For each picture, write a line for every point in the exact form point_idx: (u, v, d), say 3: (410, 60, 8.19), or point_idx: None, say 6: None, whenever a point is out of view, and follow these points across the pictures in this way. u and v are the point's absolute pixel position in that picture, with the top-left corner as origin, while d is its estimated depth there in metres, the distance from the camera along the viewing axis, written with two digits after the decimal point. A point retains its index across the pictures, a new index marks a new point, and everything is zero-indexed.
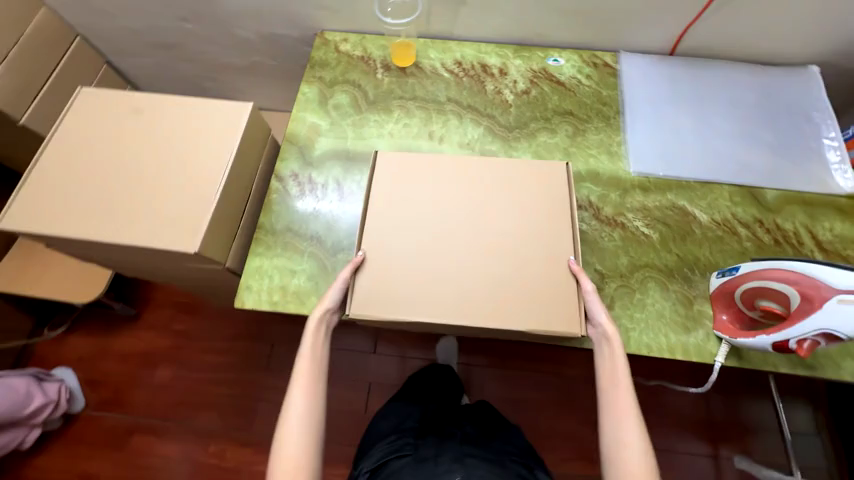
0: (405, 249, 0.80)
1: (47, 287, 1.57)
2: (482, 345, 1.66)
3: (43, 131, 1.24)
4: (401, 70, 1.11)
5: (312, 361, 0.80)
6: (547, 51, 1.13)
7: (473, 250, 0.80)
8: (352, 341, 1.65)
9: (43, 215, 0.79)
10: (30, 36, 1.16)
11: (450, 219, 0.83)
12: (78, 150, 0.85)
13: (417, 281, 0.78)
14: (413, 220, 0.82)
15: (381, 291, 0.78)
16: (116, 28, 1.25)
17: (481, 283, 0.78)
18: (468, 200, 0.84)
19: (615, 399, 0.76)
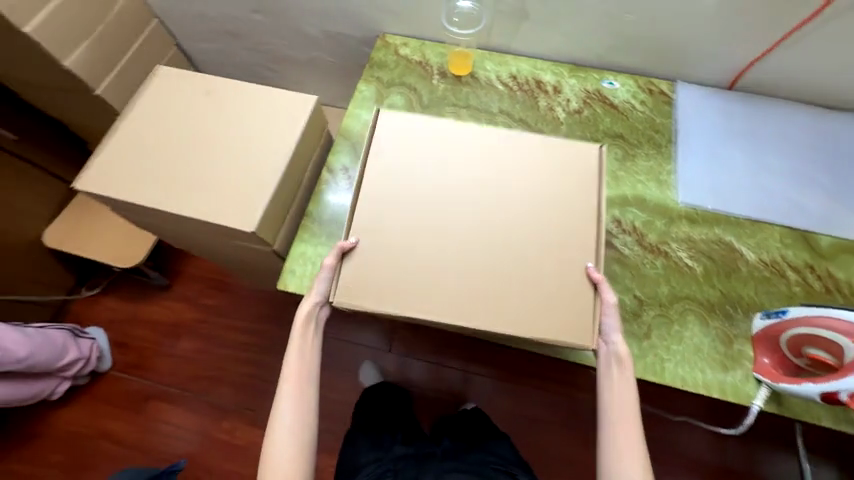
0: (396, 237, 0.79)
1: (95, 247, 1.67)
2: (491, 357, 1.64)
3: (116, 103, 1.33)
4: (457, 78, 1.14)
5: (304, 351, 0.83)
6: (603, 73, 1.14)
7: (464, 243, 0.79)
8: (363, 336, 1.69)
9: (118, 179, 0.85)
10: (118, 14, 1.25)
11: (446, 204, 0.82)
12: (153, 122, 0.91)
13: (403, 273, 0.78)
14: (408, 204, 0.81)
15: (363, 281, 0.77)
16: (192, 14, 1.33)
17: (471, 280, 0.77)
18: (469, 186, 0.82)
19: (623, 417, 0.76)
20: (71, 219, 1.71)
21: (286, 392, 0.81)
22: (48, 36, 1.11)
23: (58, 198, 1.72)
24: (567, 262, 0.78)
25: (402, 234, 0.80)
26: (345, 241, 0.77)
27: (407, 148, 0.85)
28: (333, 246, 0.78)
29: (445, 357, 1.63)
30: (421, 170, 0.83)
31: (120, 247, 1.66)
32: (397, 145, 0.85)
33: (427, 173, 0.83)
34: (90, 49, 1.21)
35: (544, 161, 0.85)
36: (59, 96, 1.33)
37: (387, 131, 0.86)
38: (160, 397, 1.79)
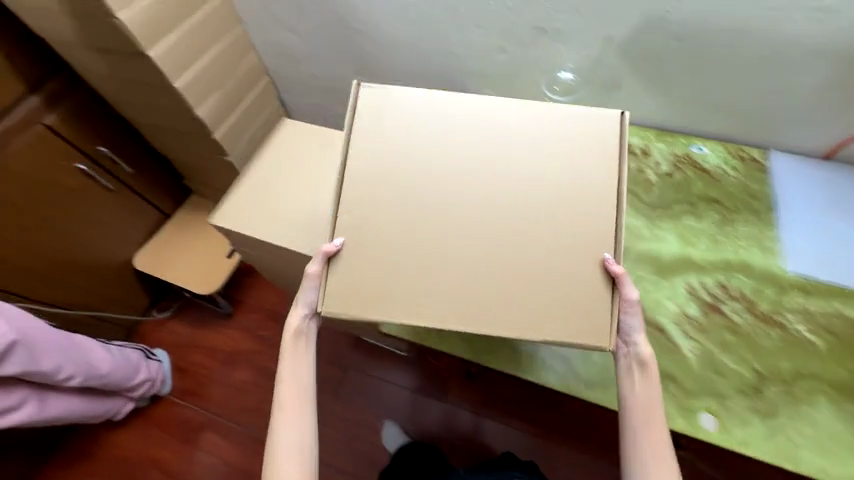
0: (381, 233, 0.83)
1: (179, 267, 1.82)
2: (509, 400, 1.78)
3: (228, 147, 1.49)
4: None
5: (294, 366, 0.92)
6: (690, 138, 1.16)
7: (431, 237, 0.82)
8: (392, 374, 1.85)
9: (267, 223, 1.12)
10: (239, 74, 1.43)
11: (428, 191, 0.83)
12: (270, 167, 1.19)
13: (380, 273, 0.82)
14: (383, 193, 0.83)
15: (345, 284, 0.82)
16: (300, 73, 1.50)
17: (438, 276, 0.81)
18: (455, 166, 0.83)
19: (650, 408, 0.78)
20: (159, 243, 1.86)
21: (284, 403, 0.90)
22: (192, 92, 1.27)
23: (149, 224, 1.84)
24: (580, 248, 0.80)
25: (387, 229, 0.83)
26: (327, 246, 0.80)
27: (390, 122, 0.85)
28: (317, 250, 0.81)
29: (453, 399, 1.79)
30: (408, 153, 0.84)
31: (200, 273, 1.80)
32: (386, 127, 0.85)
33: (416, 158, 0.84)
34: (218, 102, 1.38)
35: (562, 126, 0.84)
36: (180, 140, 1.51)
37: (376, 112, 0.86)
38: (212, 426, 1.79)
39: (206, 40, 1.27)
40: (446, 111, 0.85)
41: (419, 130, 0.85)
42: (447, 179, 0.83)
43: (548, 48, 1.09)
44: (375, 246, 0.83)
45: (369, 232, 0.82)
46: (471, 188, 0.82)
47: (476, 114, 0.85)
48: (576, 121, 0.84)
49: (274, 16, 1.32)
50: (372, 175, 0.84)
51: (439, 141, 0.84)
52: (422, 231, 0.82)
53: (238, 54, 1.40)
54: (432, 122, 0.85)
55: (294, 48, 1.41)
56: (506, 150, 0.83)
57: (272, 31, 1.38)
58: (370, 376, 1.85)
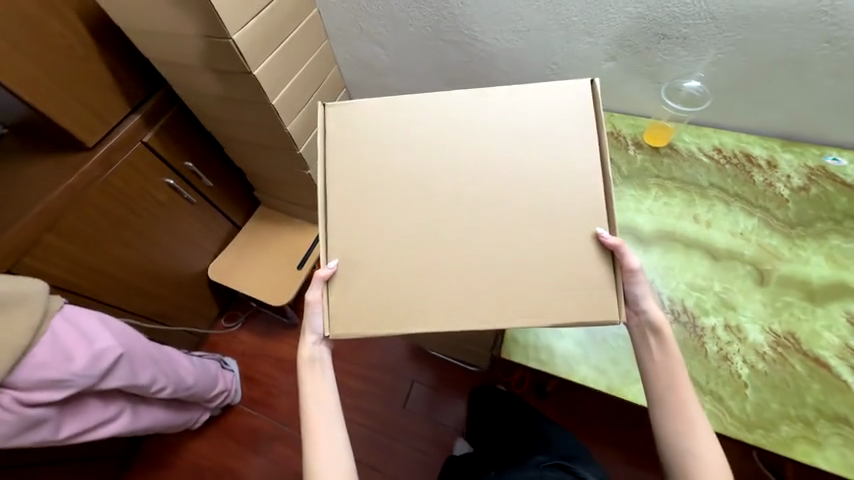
0: (367, 252, 0.83)
1: (247, 282, 1.82)
2: (557, 402, 1.74)
3: (308, 160, 1.48)
4: (654, 150, 1.13)
5: (315, 394, 0.89)
6: (822, 148, 1.06)
7: (422, 245, 0.82)
8: (418, 373, 1.87)
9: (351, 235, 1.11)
10: (324, 89, 1.44)
11: (391, 198, 0.84)
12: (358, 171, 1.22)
13: (372, 288, 0.82)
14: (367, 211, 0.83)
15: (343, 306, 0.82)
16: (382, 86, 1.50)
17: (428, 283, 0.80)
18: (421, 169, 0.84)
19: (673, 379, 0.75)
20: (233, 257, 1.87)
21: (308, 427, 0.87)
22: (284, 105, 1.27)
23: (222, 235, 1.88)
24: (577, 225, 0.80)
25: (379, 246, 0.83)
26: (323, 269, 0.81)
27: (350, 138, 0.86)
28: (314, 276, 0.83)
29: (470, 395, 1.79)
30: (369, 167, 0.85)
31: (276, 282, 1.80)
32: (345, 148, 0.86)
33: (360, 170, 0.85)
34: (305, 117, 1.38)
35: (544, 94, 0.84)
36: (261, 154, 1.53)
37: (337, 133, 0.86)
38: (283, 437, 1.79)
39: (299, 56, 1.28)
40: (370, 122, 0.86)
41: (360, 144, 0.86)
42: (409, 184, 0.84)
43: (667, 54, 1.03)
44: (371, 263, 0.82)
45: (356, 249, 0.83)
46: (403, 187, 0.84)
47: (442, 118, 0.86)
48: (553, 89, 0.84)
49: (366, 29, 1.32)
50: (355, 198, 0.84)
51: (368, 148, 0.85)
52: (410, 239, 0.82)
53: (324, 69, 1.41)
54: (362, 131, 0.86)
55: (381, 61, 1.40)
56: (463, 145, 0.84)
57: (360, 44, 1.37)
58: (417, 382, 1.85)
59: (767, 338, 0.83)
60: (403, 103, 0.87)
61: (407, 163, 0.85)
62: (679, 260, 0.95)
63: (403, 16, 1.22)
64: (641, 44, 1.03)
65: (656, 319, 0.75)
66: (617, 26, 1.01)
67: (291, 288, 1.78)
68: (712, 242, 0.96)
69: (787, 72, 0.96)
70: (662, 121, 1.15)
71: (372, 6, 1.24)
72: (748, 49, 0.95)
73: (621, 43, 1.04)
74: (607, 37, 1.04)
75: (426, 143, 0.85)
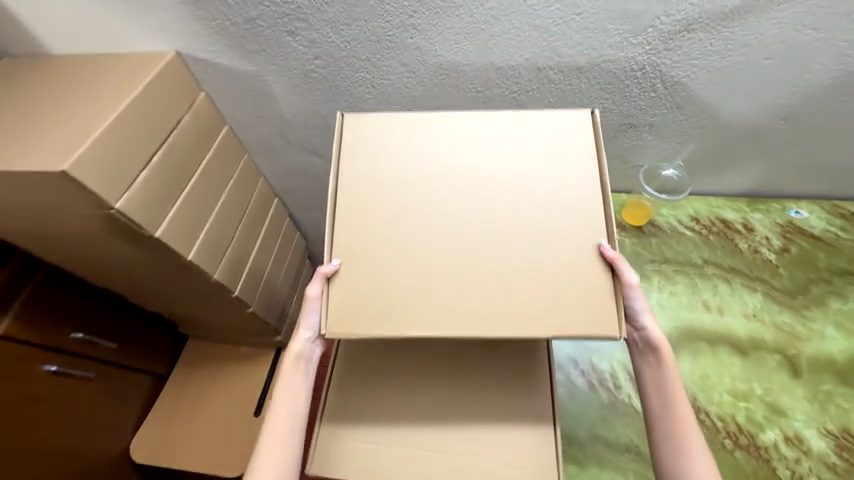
0: (376, 248, 0.67)
1: (189, 455, 1.41)
2: None
3: (248, 300, 1.20)
4: (637, 229, 1.07)
5: (289, 399, 0.75)
6: (783, 202, 1.09)
7: (449, 258, 0.67)
8: None
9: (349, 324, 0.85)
10: (252, 209, 1.19)
11: (408, 211, 0.69)
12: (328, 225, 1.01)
13: (389, 295, 0.65)
14: (382, 218, 0.69)
15: (356, 309, 0.65)
16: (320, 190, 1.30)
17: (454, 292, 0.65)
18: (436, 187, 0.70)
19: (670, 388, 0.71)
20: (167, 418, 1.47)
21: (271, 421, 0.74)
22: (207, 256, 0.99)
23: (141, 397, 1.48)
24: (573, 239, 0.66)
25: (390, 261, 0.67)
26: (326, 268, 0.65)
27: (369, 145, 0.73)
28: (314, 273, 0.66)
29: None
30: (387, 180, 0.71)
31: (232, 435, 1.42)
32: (360, 152, 0.72)
33: (376, 176, 0.71)
34: (233, 252, 1.11)
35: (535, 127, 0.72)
36: (181, 300, 1.20)
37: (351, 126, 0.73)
38: None
39: (216, 187, 1.02)
40: (390, 130, 0.74)
41: (383, 148, 0.72)
42: (425, 195, 0.70)
43: (636, 139, 0.97)
44: (376, 264, 0.67)
45: (364, 247, 0.67)
46: (420, 197, 0.70)
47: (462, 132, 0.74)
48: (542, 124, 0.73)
49: (300, 140, 1.10)
50: (369, 201, 0.69)
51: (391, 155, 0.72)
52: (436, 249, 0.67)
53: (248, 188, 1.16)
54: (383, 134, 0.73)
55: (323, 167, 1.19)
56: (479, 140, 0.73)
57: (294, 153, 1.15)
58: None
59: (829, 444, 0.77)
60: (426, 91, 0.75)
61: (424, 172, 0.71)
62: (710, 363, 0.87)
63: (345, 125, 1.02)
64: (611, 133, 0.96)
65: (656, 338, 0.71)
66: None
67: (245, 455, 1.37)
68: (732, 332, 0.90)
69: (751, 145, 0.95)
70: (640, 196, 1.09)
71: (304, 117, 1.02)
72: (716, 129, 0.92)
73: None
74: None
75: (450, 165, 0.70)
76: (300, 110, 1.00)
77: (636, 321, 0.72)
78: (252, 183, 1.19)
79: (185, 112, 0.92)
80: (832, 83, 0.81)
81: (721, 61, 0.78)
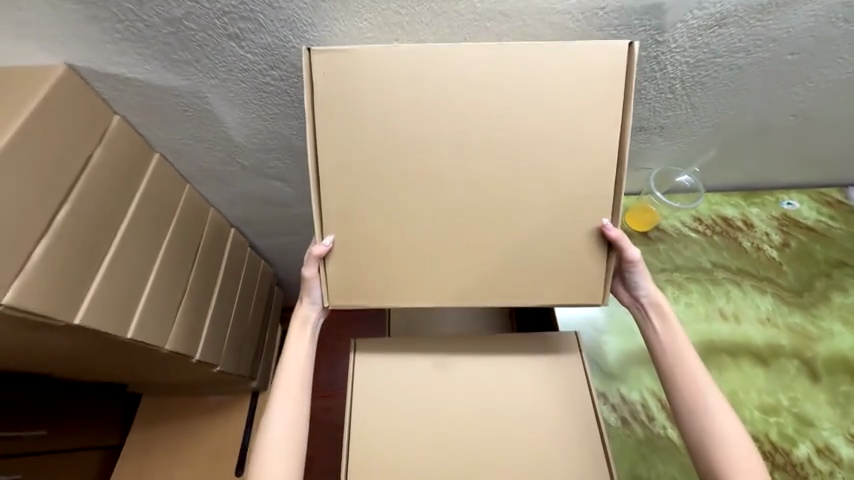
0: (370, 219, 0.64)
1: None
2: None
3: (212, 359, 1.01)
4: (644, 235, 1.01)
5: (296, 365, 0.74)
6: (774, 193, 1.08)
7: (446, 209, 0.64)
8: None
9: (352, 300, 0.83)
10: (203, 249, 0.99)
11: (399, 162, 0.62)
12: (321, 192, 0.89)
13: (384, 250, 0.65)
14: (371, 171, 0.63)
15: (352, 269, 0.66)
16: (285, 215, 1.11)
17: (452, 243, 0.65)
18: (429, 131, 0.61)
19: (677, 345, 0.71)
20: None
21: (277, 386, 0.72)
22: (150, 325, 0.79)
23: (93, 474, 1.25)
24: (572, 214, 0.64)
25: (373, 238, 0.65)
26: (319, 248, 0.64)
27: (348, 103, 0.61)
28: (307, 254, 0.65)
29: None
30: (373, 130, 0.61)
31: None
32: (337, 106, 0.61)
33: (360, 127, 0.61)
34: (184, 308, 0.91)
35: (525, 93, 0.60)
36: (125, 368, 0.99)
37: (323, 71, 0.60)
38: None
39: (155, 234, 0.82)
40: (368, 70, 0.60)
41: (365, 97, 0.60)
42: (417, 143, 0.62)
43: (645, 143, 0.88)
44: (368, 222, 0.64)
45: (354, 203, 0.64)
46: (411, 147, 0.62)
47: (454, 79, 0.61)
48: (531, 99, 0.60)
49: (257, 166, 0.90)
50: (354, 154, 0.62)
51: (375, 95, 0.60)
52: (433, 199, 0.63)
53: (195, 227, 0.95)
54: (364, 79, 0.60)
55: (288, 193, 1.00)
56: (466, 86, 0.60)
57: (250, 180, 0.95)
58: None
59: None
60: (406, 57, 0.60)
61: (415, 113, 0.61)
62: (736, 378, 0.83)
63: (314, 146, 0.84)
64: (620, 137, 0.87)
65: (657, 300, 0.73)
66: None
67: None
68: (752, 340, 0.87)
69: (756, 142, 0.91)
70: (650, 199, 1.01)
71: (260, 141, 0.83)
72: (727, 129, 0.86)
73: None
74: None
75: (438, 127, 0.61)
76: (255, 132, 0.80)
77: (637, 288, 0.74)
78: (200, 221, 0.98)
79: (97, 144, 0.69)
80: (843, 77, 0.77)
81: (745, 58, 0.71)
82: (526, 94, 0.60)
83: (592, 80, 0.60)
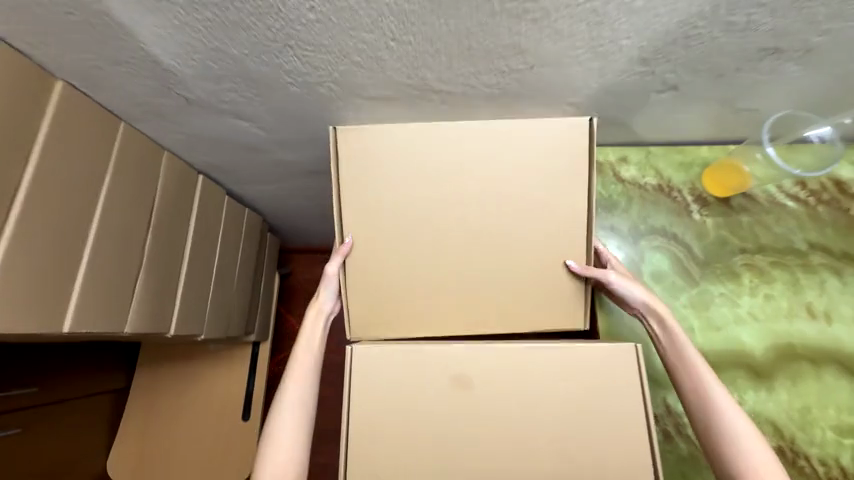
0: (389, 257, 0.69)
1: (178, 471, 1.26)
2: None
3: (193, 327, 0.90)
4: (724, 203, 0.77)
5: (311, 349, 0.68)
6: None
7: (463, 264, 0.69)
8: None
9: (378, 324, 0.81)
10: (161, 206, 0.80)
11: (413, 217, 0.68)
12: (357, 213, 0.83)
13: (408, 299, 0.69)
14: (391, 230, 0.69)
15: (371, 306, 0.70)
16: (262, 162, 0.88)
17: (474, 294, 0.69)
18: (441, 196, 0.68)
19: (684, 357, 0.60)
20: (149, 427, 1.29)
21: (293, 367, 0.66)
22: (95, 307, 0.64)
23: (106, 415, 1.27)
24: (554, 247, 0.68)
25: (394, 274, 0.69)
26: (342, 247, 0.68)
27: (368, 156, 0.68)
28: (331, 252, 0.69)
29: None
30: (390, 194, 0.68)
31: (230, 436, 1.28)
32: (361, 175, 0.68)
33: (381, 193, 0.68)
34: (147, 280, 0.76)
35: (531, 173, 0.67)
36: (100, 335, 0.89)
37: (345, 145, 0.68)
38: None
39: (84, 198, 0.63)
40: (383, 132, 0.68)
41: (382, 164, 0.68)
42: (432, 204, 0.68)
43: (774, 71, 0.59)
44: (392, 278, 0.69)
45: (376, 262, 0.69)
46: (427, 208, 0.68)
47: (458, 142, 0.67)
48: (538, 170, 0.67)
49: (206, 100, 0.65)
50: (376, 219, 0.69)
51: (389, 168, 0.68)
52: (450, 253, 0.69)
53: (145, 180, 0.75)
54: (378, 153, 0.68)
55: (258, 136, 0.77)
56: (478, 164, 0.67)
57: (202, 118, 0.71)
58: None
59: None
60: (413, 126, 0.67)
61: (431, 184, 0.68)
62: (812, 390, 0.68)
63: (276, 68, 0.58)
64: (733, 63, 0.58)
65: (652, 307, 0.64)
66: (699, 48, 0.55)
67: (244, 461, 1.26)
68: (841, 346, 0.70)
69: None
70: (747, 163, 0.75)
71: (197, 61, 0.57)
72: None
73: (690, 67, 0.59)
74: (677, 59, 0.57)
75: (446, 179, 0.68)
76: (186, 46, 0.54)
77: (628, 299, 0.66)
78: (153, 172, 0.77)
79: None
80: None
81: None
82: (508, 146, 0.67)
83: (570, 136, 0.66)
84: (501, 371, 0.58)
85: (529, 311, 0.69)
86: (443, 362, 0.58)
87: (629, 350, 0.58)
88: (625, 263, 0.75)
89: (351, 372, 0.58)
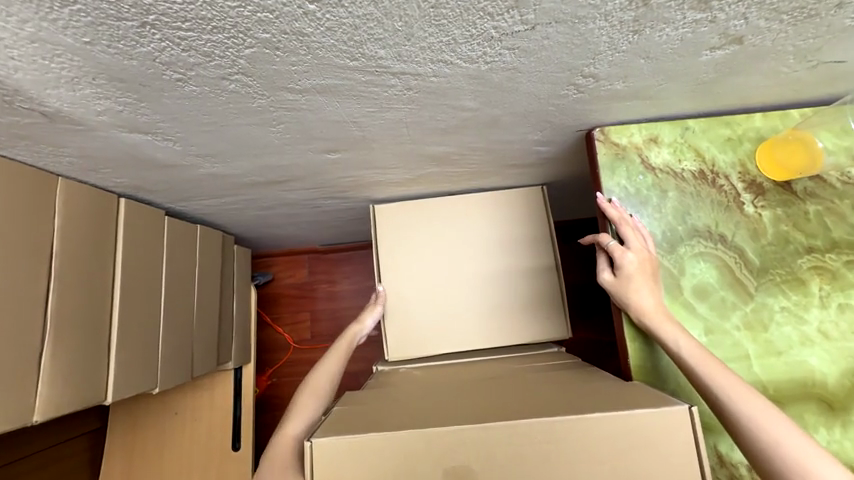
0: (414, 300, 0.81)
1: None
2: None
3: (139, 382, 0.75)
4: (785, 189, 0.60)
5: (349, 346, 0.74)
6: None
7: (465, 292, 0.81)
8: None
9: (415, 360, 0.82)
10: (63, 247, 0.62)
11: (431, 264, 0.82)
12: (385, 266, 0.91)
13: (422, 330, 0.80)
14: (404, 272, 0.82)
15: (408, 340, 0.80)
16: (190, 177, 0.69)
17: (472, 322, 0.80)
18: (449, 247, 0.83)
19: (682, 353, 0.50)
20: (134, 462, 1.14)
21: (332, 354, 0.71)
22: None
23: (86, 460, 1.11)
24: (524, 282, 0.81)
25: (421, 312, 0.81)
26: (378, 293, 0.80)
27: (398, 229, 0.84)
28: (374, 290, 0.82)
29: None
30: (412, 247, 0.83)
31: (221, 468, 1.14)
32: (391, 240, 0.83)
33: (401, 245, 0.83)
34: (59, 346, 0.60)
35: (513, 218, 0.83)
36: None
37: (380, 216, 0.85)
38: None
39: None
40: (407, 210, 0.85)
41: (405, 223, 0.84)
42: (443, 249, 0.83)
43: None
44: (408, 313, 0.81)
45: (394, 303, 0.81)
46: (436, 256, 0.82)
47: (460, 210, 0.84)
48: (513, 217, 0.83)
49: (72, 113, 0.46)
50: (395, 264, 0.82)
51: (409, 231, 0.83)
52: (455, 284, 0.81)
53: (30, 221, 0.58)
54: (402, 220, 0.84)
55: (170, 149, 0.57)
56: (471, 215, 0.84)
57: (82, 136, 0.52)
58: None
59: None
60: (428, 203, 0.84)
61: (442, 236, 0.83)
62: None
63: (146, 60, 0.39)
64: None
65: (638, 275, 0.57)
66: None
67: (242, 468, 1.13)
68: None
69: None
70: (815, 137, 0.58)
71: (20, 60, 0.37)
72: None
73: (768, 7, 0.39)
74: None
75: (454, 239, 0.83)
76: None
77: (623, 274, 0.57)
78: (44, 207, 0.60)
79: None
80: None
81: None
82: (485, 210, 0.84)
83: (532, 198, 0.83)
84: (514, 452, 0.44)
85: (522, 337, 0.79)
86: (441, 449, 0.44)
87: (679, 415, 0.43)
88: (662, 278, 0.59)
89: (311, 472, 0.43)
